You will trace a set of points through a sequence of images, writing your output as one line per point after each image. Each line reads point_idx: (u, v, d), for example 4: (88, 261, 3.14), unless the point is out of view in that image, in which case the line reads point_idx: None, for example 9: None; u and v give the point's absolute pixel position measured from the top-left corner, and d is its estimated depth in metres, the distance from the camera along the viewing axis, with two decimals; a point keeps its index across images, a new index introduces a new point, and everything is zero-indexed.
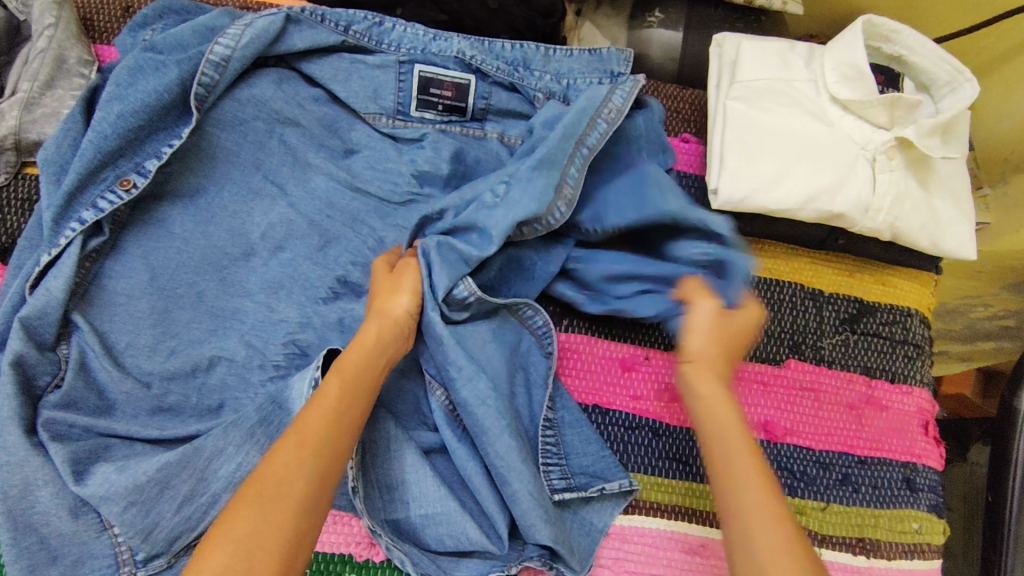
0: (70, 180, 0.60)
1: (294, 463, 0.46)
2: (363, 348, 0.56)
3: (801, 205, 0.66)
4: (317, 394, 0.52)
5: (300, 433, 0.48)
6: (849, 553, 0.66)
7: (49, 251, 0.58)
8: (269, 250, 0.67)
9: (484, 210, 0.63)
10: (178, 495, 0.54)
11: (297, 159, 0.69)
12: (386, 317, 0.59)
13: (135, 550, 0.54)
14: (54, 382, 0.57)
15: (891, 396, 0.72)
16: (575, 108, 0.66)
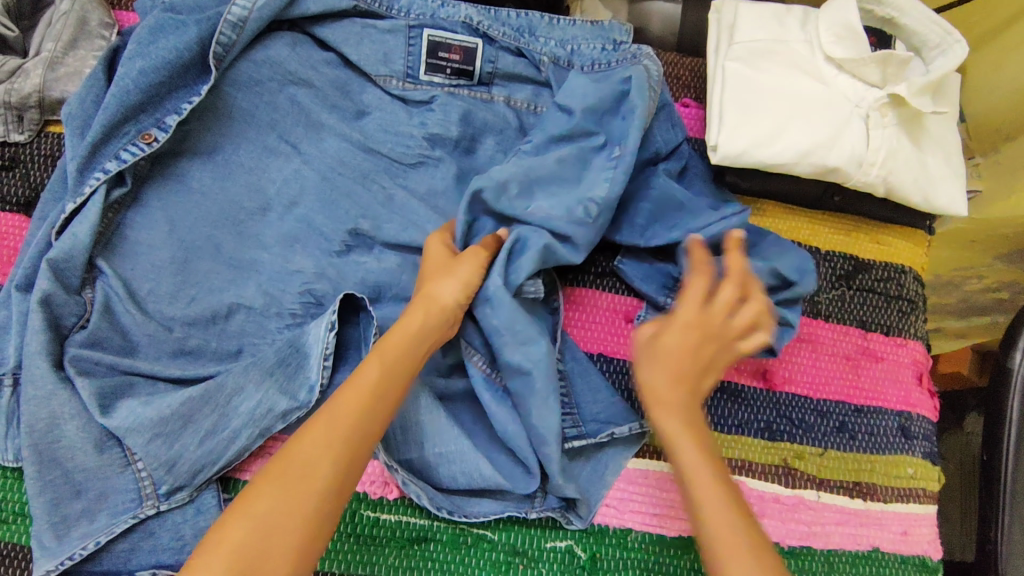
0: (95, 133, 0.62)
1: (322, 450, 0.47)
2: (408, 330, 0.56)
3: (796, 161, 0.69)
4: (354, 373, 0.52)
5: (332, 415, 0.49)
6: (845, 496, 0.69)
7: (74, 200, 0.61)
8: (284, 206, 0.69)
9: (574, 226, 0.65)
10: (200, 429, 0.57)
11: (310, 120, 0.71)
12: (433, 303, 0.58)
13: (158, 483, 0.57)
14: (80, 322, 0.60)
15: (885, 347, 0.74)
16: (637, 114, 0.67)
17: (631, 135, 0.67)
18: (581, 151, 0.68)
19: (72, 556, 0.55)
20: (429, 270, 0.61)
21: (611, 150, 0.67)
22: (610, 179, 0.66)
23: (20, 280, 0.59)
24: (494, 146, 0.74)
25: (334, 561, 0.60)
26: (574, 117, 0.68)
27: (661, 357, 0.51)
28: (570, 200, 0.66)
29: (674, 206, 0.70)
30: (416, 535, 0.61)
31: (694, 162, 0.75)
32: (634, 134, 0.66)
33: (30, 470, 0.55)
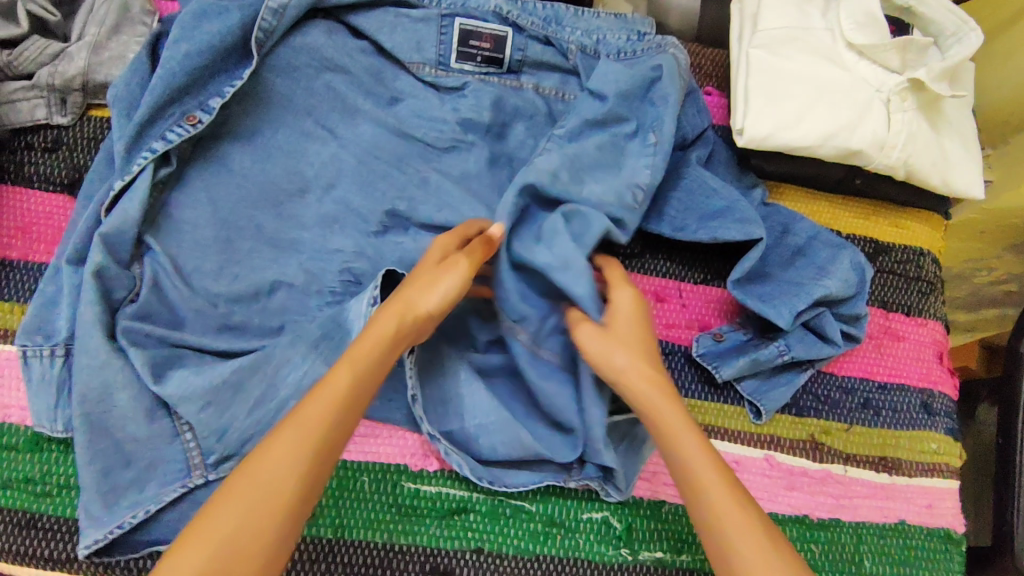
0: (143, 114, 0.64)
1: (288, 465, 0.46)
2: (377, 342, 0.52)
3: (819, 143, 0.71)
4: (323, 381, 0.50)
5: (298, 429, 0.47)
6: (872, 470, 0.70)
7: (122, 178, 0.63)
8: (322, 188, 0.71)
9: (625, 207, 0.67)
10: (250, 398, 0.59)
11: (345, 105, 0.73)
12: (408, 312, 0.54)
13: (207, 453, 0.58)
14: (130, 296, 0.61)
15: (906, 326, 0.76)
16: (670, 115, 0.69)
17: (666, 120, 0.69)
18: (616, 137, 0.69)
19: (122, 525, 0.56)
20: (417, 272, 0.57)
21: (646, 136, 0.69)
22: (651, 166, 0.68)
23: (71, 255, 0.60)
24: (524, 131, 0.76)
25: (377, 531, 0.61)
26: (607, 102, 0.69)
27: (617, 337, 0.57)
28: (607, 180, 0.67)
29: (702, 191, 0.72)
30: (456, 505, 0.62)
31: (719, 148, 0.77)
32: (669, 120, 0.69)
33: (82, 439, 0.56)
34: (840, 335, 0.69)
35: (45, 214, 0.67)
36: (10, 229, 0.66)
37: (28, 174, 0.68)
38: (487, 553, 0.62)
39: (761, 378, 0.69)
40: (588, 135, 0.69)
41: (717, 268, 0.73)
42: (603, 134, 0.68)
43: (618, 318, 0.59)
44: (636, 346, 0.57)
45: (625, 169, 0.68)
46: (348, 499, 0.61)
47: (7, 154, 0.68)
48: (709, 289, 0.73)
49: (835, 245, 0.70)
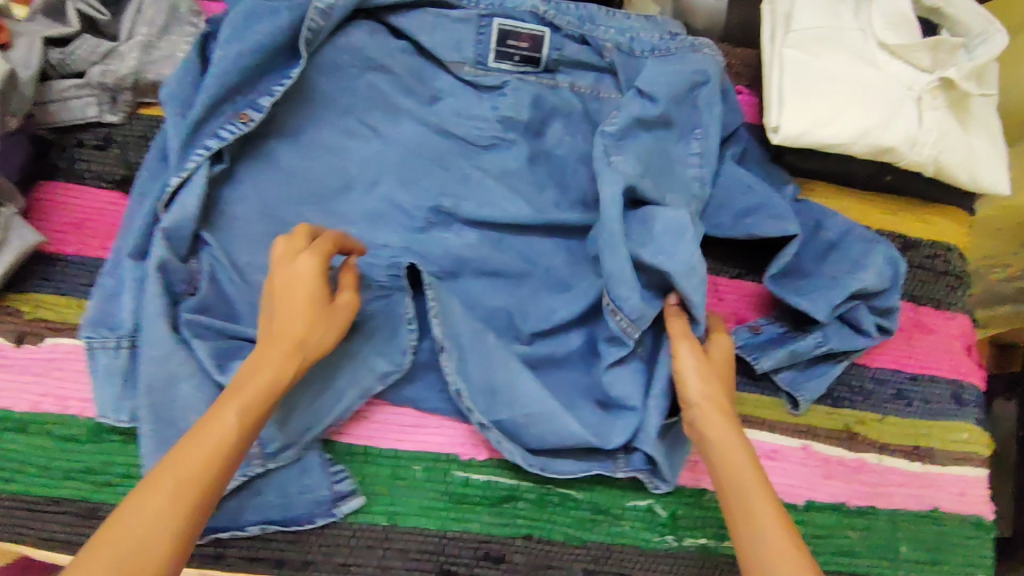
0: (198, 113, 0.66)
1: (162, 518, 0.45)
2: (276, 383, 0.53)
3: (854, 140, 0.72)
4: (203, 426, 0.49)
5: (177, 477, 0.46)
6: (906, 459, 0.72)
7: (179, 174, 0.63)
8: (366, 185, 0.72)
9: (696, 217, 0.69)
10: (309, 387, 0.62)
11: (387, 104, 0.75)
12: (301, 350, 0.55)
13: (267, 442, 0.59)
14: (189, 290, 0.63)
15: (935, 320, 0.78)
16: (715, 128, 0.73)
17: (711, 129, 0.73)
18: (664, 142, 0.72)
19: None
20: (307, 306, 0.56)
21: (690, 143, 0.73)
22: (698, 174, 0.72)
23: (133, 249, 0.62)
24: (562, 129, 0.77)
25: (430, 518, 0.63)
26: (659, 104, 0.71)
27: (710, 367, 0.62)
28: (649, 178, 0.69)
29: (739, 188, 0.73)
30: (506, 494, 0.64)
31: (753, 145, 0.79)
32: (714, 130, 0.73)
33: (148, 431, 0.58)
34: (875, 329, 0.71)
35: (99, 210, 0.68)
36: (64, 224, 0.67)
37: (80, 171, 0.69)
38: (537, 540, 0.64)
39: (798, 369, 0.71)
40: (634, 136, 0.71)
41: (752, 264, 0.75)
42: (648, 137, 0.71)
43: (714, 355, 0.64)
44: (716, 375, 0.61)
45: (678, 178, 0.72)
46: (400, 488, 0.63)
47: (59, 152, 0.70)
48: (745, 284, 0.75)
49: (869, 241, 0.71)
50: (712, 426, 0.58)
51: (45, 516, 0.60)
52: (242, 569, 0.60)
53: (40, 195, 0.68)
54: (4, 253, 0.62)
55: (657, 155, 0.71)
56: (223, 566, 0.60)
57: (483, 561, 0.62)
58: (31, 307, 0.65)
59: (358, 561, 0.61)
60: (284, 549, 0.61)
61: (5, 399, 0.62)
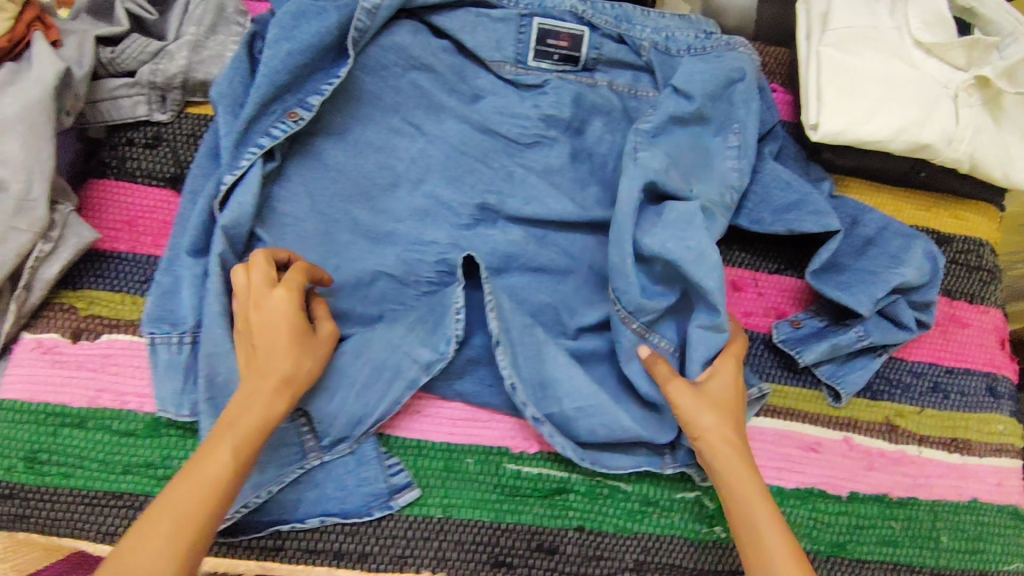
0: (250, 112, 0.67)
1: (165, 552, 0.48)
2: (267, 418, 0.56)
3: (892, 137, 0.74)
4: (200, 459, 0.52)
5: (175, 510, 0.50)
6: (944, 451, 0.73)
7: (232, 172, 0.65)
8: (412, 182, 0.73)
9: (721, 209, 0.71)
10: (358, 380, 0.64)
11: (431, 103, 0.75)
12: (284, 379, 0.57)
13: (321, 436, 0.62)
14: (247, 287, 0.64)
15: (970, 314, 0.79)
16: (751, 123, 0.74)
17: (748, 124, 0.74)
18: (701, 137, 0.73)
19: (247, 504, 0.59)
20: (288, 341, 0.58)
21: (727, 138, 0.74)
22: (737, 168, 0.73)
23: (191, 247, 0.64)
24: (602, 127, 0.78)
25: (484, 510, 0.64)
26: (695, 102, 0.71)
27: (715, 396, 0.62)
28: (688, 174, 0.71)
29: (778, 186, 0.74)
30: (558, 486, 0.65)
31: (789, 143, 0.80)
32: (751, 124, 0.74)
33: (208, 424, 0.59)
34: (915, 322, 0.72)
35: (150, 208, 0.69)
36: (117, 222, 0.68)
37: (131, 169, 0.70)
38: (589, 531, 0.64)
39: (838, 363, 0.72)
40: (670, 133, 0.72)
41: (790, 259, 0.76)
42: (685, 134, 0.72)
43: (723, 378, 0.63)
44: (722, 406, 0.62)
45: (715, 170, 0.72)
46: (454, 481, 0.64)
47: (109, 150, 0.70)
48: (784, 279, 0.76)
49: (909, 237, 0.72)
50: (725, 467, 0.59)
51: (104, 511, 0.61)
52: (302, 561, 0.61)
53: (90, 193, 0.69)
54: (62, 251, 0.63)
55: (699, 154, 0.72)
56: (284, 558, 0.61)
57: (537, 553, 0.63)
58: (86, 304, 0.66)
59: (415, 553, 0.62)
60: (343, 541, 0.62)
61: (65, 394, 0.63)
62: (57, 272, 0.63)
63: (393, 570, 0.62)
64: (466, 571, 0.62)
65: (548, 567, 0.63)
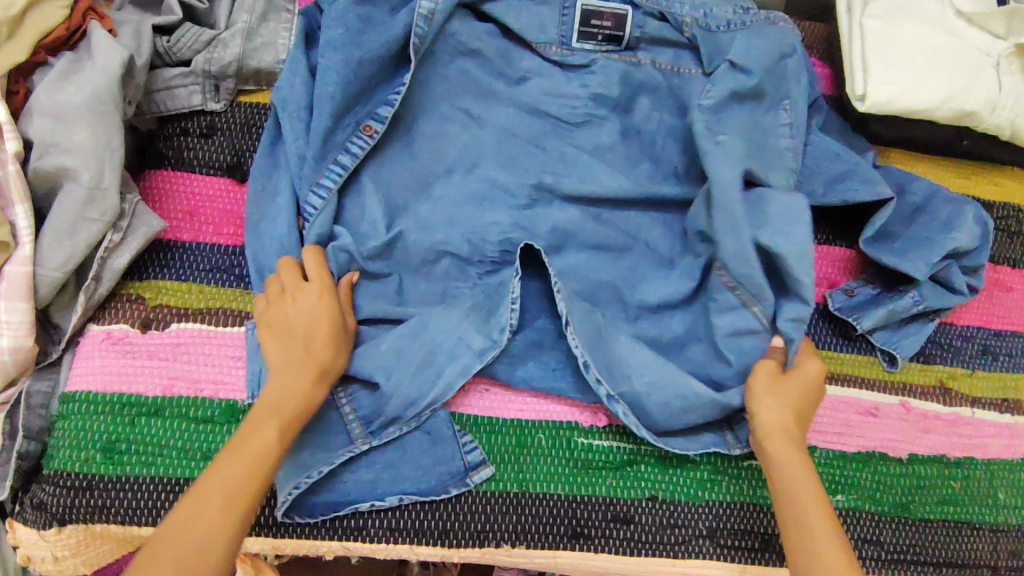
0: (324, 128, 0.67)
1: (216, 527, 0.51)
2: (306, 401, 0.59)
3: (938, 105, 0.75)
4: (245, 439, 0.55)
5: (225, 488, 0.53)
6: (997, 412, 0.75)
7: (311, 188, 0.68)
8: (466, 167, 0.71)
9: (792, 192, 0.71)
10: (413, 362, 0.64)
11: (480, 87, 0.73)
12: (323, 366, 0.60)
13: (369, 420, 0.64)
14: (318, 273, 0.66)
15: (1015, 278, 0.80)
16: (800, 98, 0.75)
17: (797, 100, 0.75)
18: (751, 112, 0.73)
19: (297, 487, 0.60)
20: (326, 332, 0.61)
21: (780, 113, 0.74)
22: (790, 142, 0.73)
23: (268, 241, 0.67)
24: (649, 104, 0.75)
25: (559, 484, 0.65)
26: (754, 76, 0.72)
27: (785, 391, 0.63)
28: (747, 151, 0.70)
29: (828, 158, 0.75)
30: (629, 458, 0.67)
31: (833, 117, 0.81)
32: (801, 100, 0.75)
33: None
34: (966, 287, 0.74)
35: (209, 197, 0.70)
36: (179, 211, 0.69)
37: (188, 159, 0.70)
38: (661, 501, 0.66)
39: (892, 329, 0.74)
40: (728, 110, 0.72)
41: (839, 230, 0.77)
42: (743, 111, 0.73)
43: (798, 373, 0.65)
44: (790, 402, 0.63)
45: (771, 150, 0.72)
46: (529, 457, 0.66)
47: (164, 140, 0.71)
48: (833, 249, 0.77)
49: (960, 204, 0.73)
50: (786, 460, 0.60)
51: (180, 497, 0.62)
52: (384, 540, 0.63)
53: (152, 182, 0.70)
54: (131, 240, 0.64)
55: (753, 128, 0.72)
56: (366, 537, 0.63)
57: (612, 523, 0.65)
58: (153, 294, 0.67)
59: (493, 528, 0.64)
60: (423, 518, 0.63)
61: (138, 383, 0.64)
62: (126, 262, 0.65)
63: (474, 544, 0.64)
64: (543, 543, 0.64)
65: (623, 537, 0.65)
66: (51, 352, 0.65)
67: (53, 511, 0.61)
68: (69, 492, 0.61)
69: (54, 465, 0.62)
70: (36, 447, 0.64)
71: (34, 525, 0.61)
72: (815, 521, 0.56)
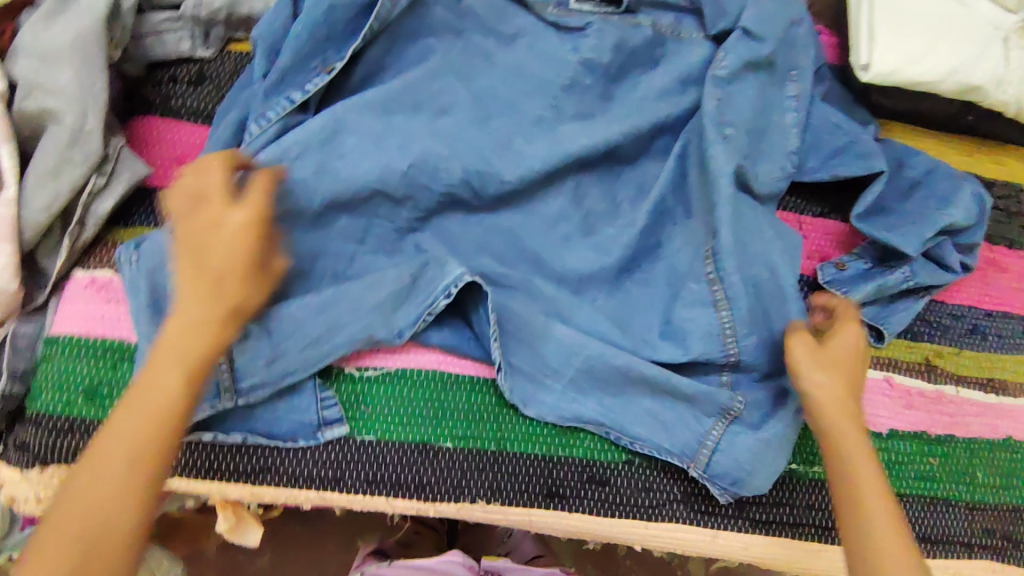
0: (284, 66, 0.66)
1: (114, 455, 0.48)
2: (205, 309, 0.52)
3: (943, 78, 0.73)
4: (155, 358, 0.51)
5: (135, 408, 0.50)
6: (981, 391, 0.75)
7: (257, 119, 0.66)
8: (434, 111, 0.68)
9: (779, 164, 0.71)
10: (308, 337, 0.62)
11: (470, 46, 0.71)
12: (199, 274, 0.53)
13: (240, 377, 0.61)
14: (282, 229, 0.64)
15: (1011, 259, 0.79)
16: (805, 67, 0.73)
17: (806, 71, 0.73)
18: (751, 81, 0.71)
19: None
20: (208, 231, 0.54)
21: (788, 87, 0.73)
22: (795, 114, 0.72)
23: None
24: (641, 72, 0.73)
25: (536, 444, 0.66)
26: (767, 44, 0.71)
27: (825, 356, 0.60)
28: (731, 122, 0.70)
29: (826, 131, 0.73)
30: (550, 425, 0.66)
31: (837, 89, 0.79)
32: (810, 71, 0.73)
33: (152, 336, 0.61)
34: (959, 265, 0.73)
35: (196, 147, 0.69)
36: (167, 159, 0.69)
37: (176, 106, 0.69)
38: (638, 465, 0.67)
39: (881, 305, 0.73)
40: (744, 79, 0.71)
41: (832, 202, 0.76)
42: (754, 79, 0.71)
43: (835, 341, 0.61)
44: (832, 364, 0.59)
45: (773, 128, 0.72)
46: (506, 416, 0.66)
47: (152, 87, 0.70)
48: (827, 222, 0.76)
49: (956, 179, 0.73)
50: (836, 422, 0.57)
51: None
52: (361, 491, 0.64)
53: (139, 129, 0.69)
54: (115, 185, 0.64)
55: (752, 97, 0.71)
56: (343, 488, 0.64)
57: (586, 484, 0.66)
58: None
59: (469, 484, 0.65)
60: (399, 472, 0.64)
61: (123, 328, 0.64)
62: (110, 208, 0.64)
63: (449, 499, 0.65)
64: (518, 501, 0.65)
65: (598, 498, 0.66)
66: (38, 296, 0.65)
67: (35, 452, 0.62)
68: (52, 434, 0.62)
69: (37, 407, 0.63)
70: (20, 389, 0.64)
71: (18, 465, 0.62)
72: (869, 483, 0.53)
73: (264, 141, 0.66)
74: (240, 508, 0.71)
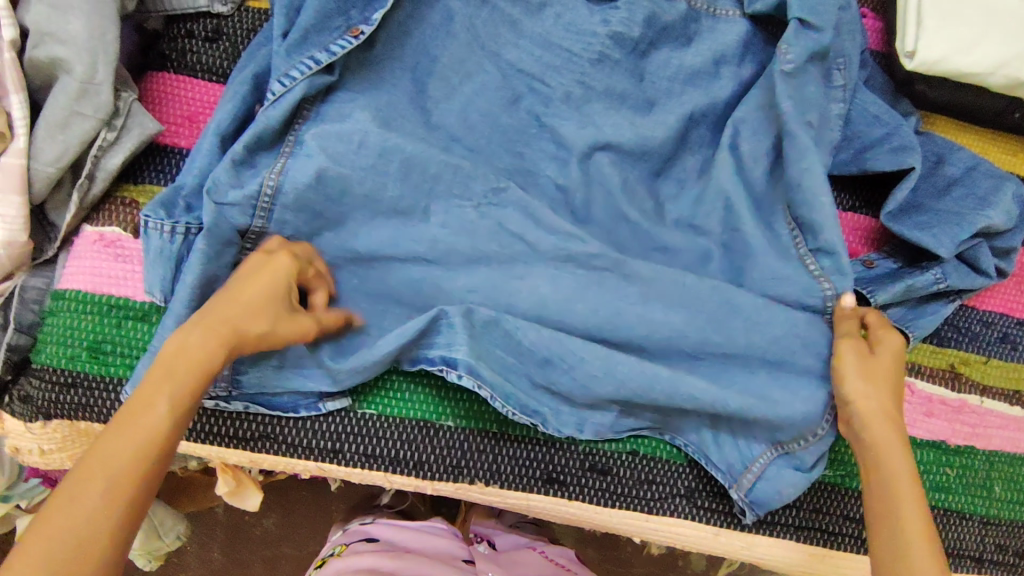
0: (306, 25, 0.62)
1: (85, 506, 0.43)
2: (210, 359, 0.51)
3: (991, 71, 0.69)
4: (145, 400, 0.48)
5: (111, 450, 0.46)
6: (1005, 403, 0.72)
7: (281, 82, 0.62)
8: (451, 82, 0.67)
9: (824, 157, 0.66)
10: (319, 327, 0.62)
11: (496, 13, 0.67)
12: (218, 322, 0.52)
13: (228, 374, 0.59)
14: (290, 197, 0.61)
15: None
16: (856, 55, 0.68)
17: (854, 59, 0.68)
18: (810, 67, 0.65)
19: None
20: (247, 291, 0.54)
21: (833, 75, 0.68)
22: (839, 102, 0.68)
23: (244, 144, 0.62)
24: (670, 50, 0.69)
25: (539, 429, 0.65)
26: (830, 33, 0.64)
27: (875, 373, 0.59)
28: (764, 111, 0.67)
29: (865, 122, 0.69)
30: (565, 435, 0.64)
31: (879, 77, 0.75)
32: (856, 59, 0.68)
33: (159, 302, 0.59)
34: (995, 269, 0.69)
35: (208, 104, 0.68)
36: (179, 117, 0.68)
37: (190, 63, 0.68)
38: (643, 456, 0.65)
39: (909, 306, 0.70)
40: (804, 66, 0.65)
41: (860, 197, 0.73)
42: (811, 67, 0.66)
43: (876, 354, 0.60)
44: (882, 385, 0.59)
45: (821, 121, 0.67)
46: None
47: (167, 41, 0.68)
48: (857, 217, 0.73)
49: (1000, 179, 0.69)
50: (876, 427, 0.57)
51: None
52: (360, 464, 0.64)
53: (153, 85, 0.68)
54: (125, 140, 0.63)
55: (801, 85, 0.66)
56: (342, 460, 0.64)
57: (589, 473, 0.65)
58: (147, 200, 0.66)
59: (470, 464, 0.64)
60: (399, 448, 0.64)
61: (134, 289, 0.64)
62: (120, 163, 0.63)
63: (448, 479, 0.64)
64: (518, 485, 0.64)
65: (598, 487, 0.65)
66: (47, 249, 0.64)
67: (38, 405, 0.62)
68: (57, 388, 0.62)
69: (42, 359, 0.63)
70: (25, 341, 0.63)
71: (22, 416, 0.63)
72: (904, 479, 0.55)
73: (285, 106, 0.62)
74: (239, 473, 0.71)
